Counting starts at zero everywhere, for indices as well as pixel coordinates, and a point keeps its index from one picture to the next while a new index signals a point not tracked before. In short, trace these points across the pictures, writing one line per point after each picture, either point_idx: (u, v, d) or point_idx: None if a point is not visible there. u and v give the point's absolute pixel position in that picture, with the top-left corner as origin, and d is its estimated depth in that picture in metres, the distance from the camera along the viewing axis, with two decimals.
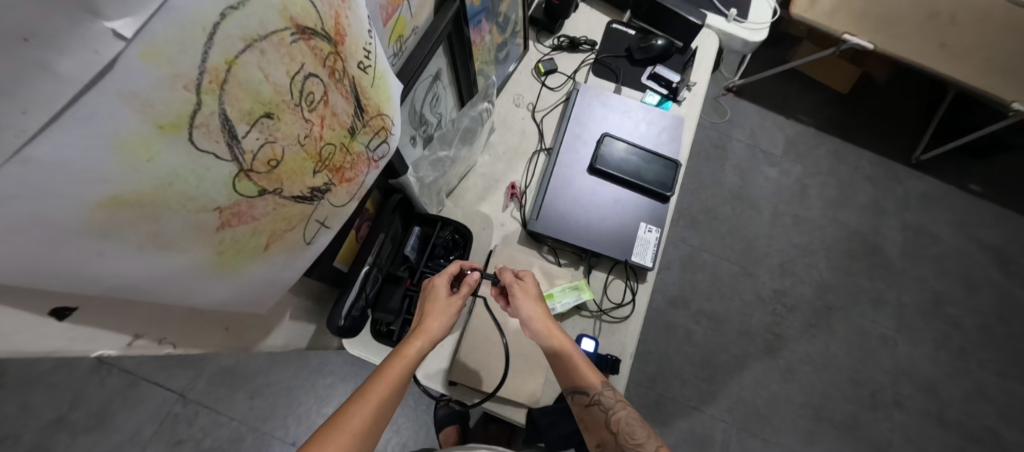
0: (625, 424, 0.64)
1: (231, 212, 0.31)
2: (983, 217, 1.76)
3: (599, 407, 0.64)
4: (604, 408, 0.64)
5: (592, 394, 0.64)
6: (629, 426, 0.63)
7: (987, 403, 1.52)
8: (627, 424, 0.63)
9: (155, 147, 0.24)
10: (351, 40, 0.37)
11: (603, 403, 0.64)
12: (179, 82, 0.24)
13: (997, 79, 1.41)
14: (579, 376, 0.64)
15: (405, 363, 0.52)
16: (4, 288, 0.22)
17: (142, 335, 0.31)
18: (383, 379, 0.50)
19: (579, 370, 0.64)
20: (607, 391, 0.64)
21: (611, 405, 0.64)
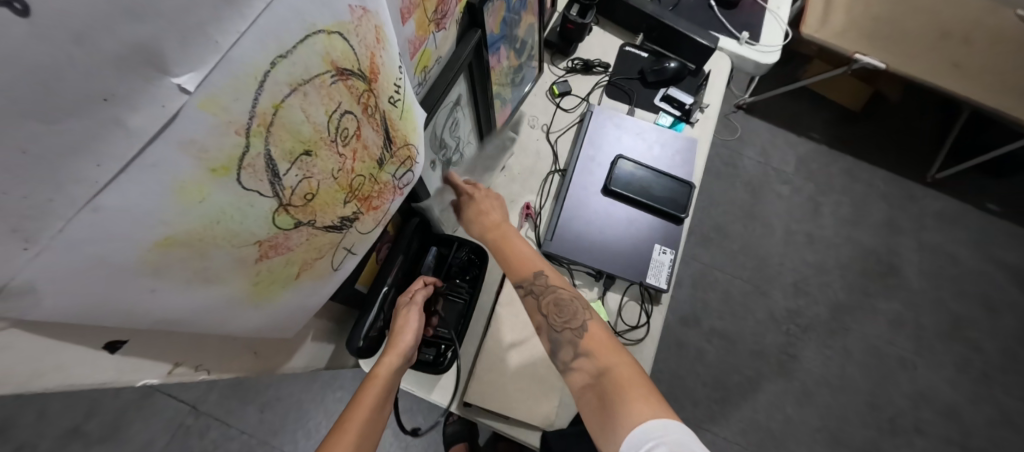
0: (558, 304, 0.64)
1: (269, 244, 0.32)
2: (1001, 237, 1.73)
3: None
4: (538, 292, 0.65)
5: None
6: (561, 306, 0.64)
7: (1011, 430, 1.48)
8: (560, 303, 0.64)
9: (207, 189, 0.25)
10: (384, 76, 0.39)
11: (537, 289, 0.65)
12: (231, 127, 0.25)
13: (1013, 101, 1.41)
14: (514, 263, 0.68)
15: (380, 385, 0.53)
16: (64, 326, 0.23)
17: (181, 362, 0.32)
18: (360, 406, 0.50)
19: (512, 259, 0.68)
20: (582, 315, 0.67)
21: (544, 288, 0.65)
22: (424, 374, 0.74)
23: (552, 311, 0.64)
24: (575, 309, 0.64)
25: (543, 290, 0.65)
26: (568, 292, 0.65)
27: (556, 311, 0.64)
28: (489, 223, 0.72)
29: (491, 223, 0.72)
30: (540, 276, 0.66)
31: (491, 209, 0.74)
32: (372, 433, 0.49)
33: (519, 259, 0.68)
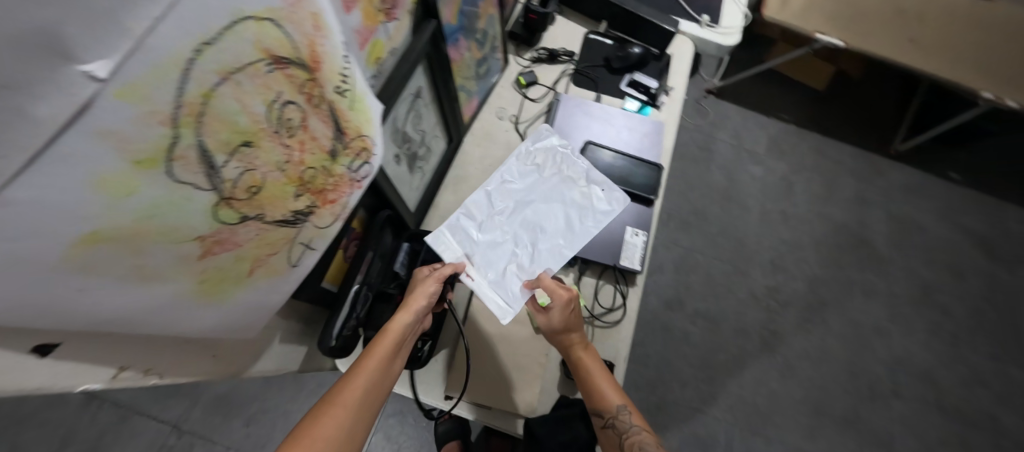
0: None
1: (213, 240, 0.31)
2: (965, 204, 1.79)
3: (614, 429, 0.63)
4: (620, 431, 0.63)
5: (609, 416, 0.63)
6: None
7: (984, 388, 1.54)
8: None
9: (134, 183, 0.24)
10: (327, 65, 0.38)
11: (618, 428, 0.63)
12: (155, 117, 0.24)
13: (965, 72, 1.46)
14: (599, 396, 0.64)
15: (392, 339, 0.55)
16: None
17: (127, 366, 0.31)
18: (372, 356, 0.53)
19: (598, 391, 0.64)
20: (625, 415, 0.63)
21: (627, 430, 0.62)
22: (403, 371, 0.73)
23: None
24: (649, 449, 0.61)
25: (623, 430, 0.62)
26: (650, 437, 0.62)
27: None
28: (575, 341, 0.66)
29: (577, 342, 0.67)
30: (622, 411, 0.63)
31: (576, 321, 0.67)
32: (381, 387, 0.52)
33: (600, 392, 0.64)
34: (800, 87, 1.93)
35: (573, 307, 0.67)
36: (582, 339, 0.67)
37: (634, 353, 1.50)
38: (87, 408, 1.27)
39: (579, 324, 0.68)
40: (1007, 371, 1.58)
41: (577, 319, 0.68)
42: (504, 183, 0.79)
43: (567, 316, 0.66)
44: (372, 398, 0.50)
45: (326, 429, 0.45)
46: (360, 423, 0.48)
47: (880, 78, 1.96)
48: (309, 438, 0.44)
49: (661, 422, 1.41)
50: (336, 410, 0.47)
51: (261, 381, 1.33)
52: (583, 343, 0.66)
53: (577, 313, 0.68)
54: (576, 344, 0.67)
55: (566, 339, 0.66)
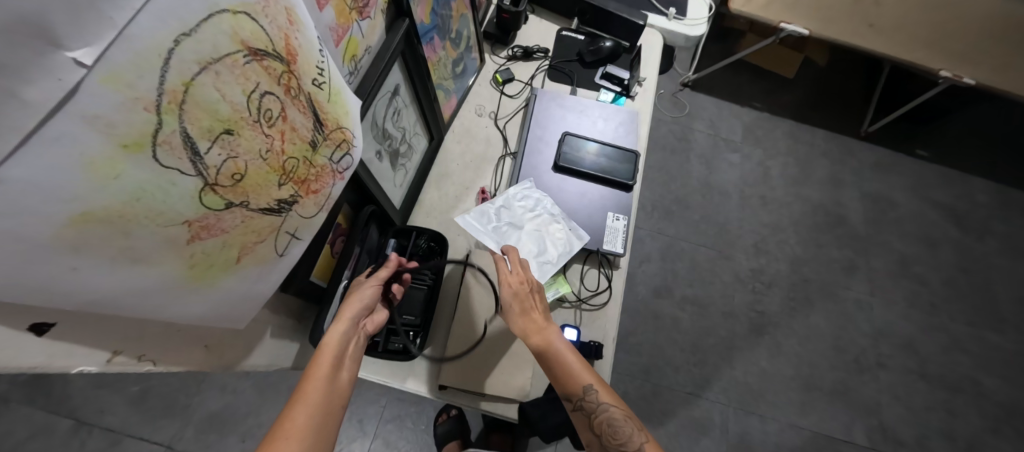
0: (610, 426, 0.58)
1: (200, 225, 0.32)
2: (933, 178, 1.86)
3: (584, 412, 0.59)
4: (588, 412, 0.59)
5: (575, 400, 0.59)
6: (614, 427, 0.58)
7: (963, 354, 1.59)
8: (613, 426, 0.58)
9: (120, 166, 0.26)
10: (303, 58, 0.40)
11: (586, 409, 0.59)
12: (140, 103, 0.26)
13: (923, 52, 1.53)
14: (563, 377, 0.60)
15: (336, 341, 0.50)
16: None
17: (121, 351, 0.32)
18: (317, 371, 0.46)
19: (562, 372, 0.61)
20: (592, 394, 0.59)
21: (595, 409, 0.58)
22: (397, 365, 0.74)
23: (603, 434, 0.59)
24: (628, 431, 0.58)
25: (593, 410, 0.59)
26: (621, 412, 0.59)
27: (606, 434, 0.58)
28: (531, 326, 0.64)
29: (533, 327, 0.64)
30: (589, 390, 0.59)
31: (530, 304, 0.66)
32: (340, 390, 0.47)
33: (566, 372, 0.60)
34: (770, 76, 1.99)
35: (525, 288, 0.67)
36: (538, 320, 0.65)
37: (627, 343, 1.52)
38: (76, 434, 1.25)
39: (536, 305, 0.67)
40: (984, 335, 1.64)
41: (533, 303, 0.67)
42: (511, 209, 0.82)
43: (519, 300, 0.66)
44: (329, 412, 0.44)
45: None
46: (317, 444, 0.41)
47: (845, 63, 2.04)
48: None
49: (658, 408, 1.43)
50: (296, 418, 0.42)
51: (256, 394, 1.33)
52: (541, 325, 0.64)
53: (530, 293, 0.68)
54: (531, 326, 0.64)
55: (520, 324, 0.64)
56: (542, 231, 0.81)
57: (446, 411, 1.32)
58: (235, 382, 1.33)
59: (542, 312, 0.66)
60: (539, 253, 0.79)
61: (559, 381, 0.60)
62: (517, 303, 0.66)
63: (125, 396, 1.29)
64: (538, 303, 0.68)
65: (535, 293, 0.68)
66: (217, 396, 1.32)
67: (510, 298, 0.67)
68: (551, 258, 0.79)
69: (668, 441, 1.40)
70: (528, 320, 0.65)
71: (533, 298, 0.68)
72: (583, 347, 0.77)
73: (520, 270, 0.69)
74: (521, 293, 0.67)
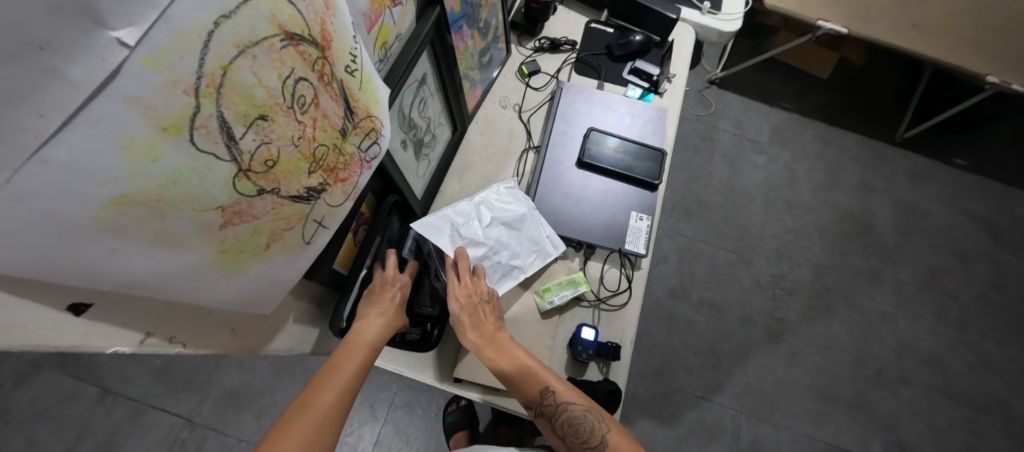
0: (572, 426, 0.61)
1: (232, 210, 0.32)
2: (971, 189, 1.78)
3: (544, 416, 0.62)
4: (549, 415, 0.62)
5: (534, 407, 0.62)
6: (576, 425, 0.60)
7: (991, 373, 1.53)
8: (574, 424, 0.61)
9: (160, 149, 0.26)
10: (337, 44, 0.39)
11: (545, 413, 0.62)
12: (179, 86, 0.26)
13: (969, 55, 1.45)
14: (522, 384, 0.62)
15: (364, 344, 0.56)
16: (17, 279, 0.23)
17: (153, 332, 0.33)
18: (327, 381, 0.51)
19: (520, 379, 0.62)
20: (548, 396, 0.61)
21: (554, 413, 0.61)
22: (413, 355, 0.75)
23: (566, 434, 0.61)
24: (589, 424, 0.60)
25: (553, 412, 0.61)
26: (581, 408, 0.61)
27: (570, 434, 0.61)
28: (482, 336, 0.64)
29: (484, 339, 0.64)
30: (546, 393, 0.62)
31: (482, 316, 0.66)
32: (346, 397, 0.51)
33: (524, 376, 0.62)
34: (802, 75, 1.92)
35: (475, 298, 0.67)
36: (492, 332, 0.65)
37: (639, 342, 1.50)
38: (102, 402, 1.29)
39: (488, 314, 0.66)
40: (1015, 355, 1.57)
41: (483, 314, 0.66)
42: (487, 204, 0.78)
43: (470, 314, 0.65)
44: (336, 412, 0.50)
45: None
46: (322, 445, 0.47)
47: (883, 65, 1.95)
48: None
49: (668, 410, 1.42)
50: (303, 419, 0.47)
51: (271, 373, 1.36)
52: (495, 337, 0.64)
53: (481, 303, 0.67)
54: (483, 339, 0.64)
55: (473, 337, 0.64)
56: (517, 230, 0.78)
57: (456, 401, 1.33)
58: (252, 360, 1.36)
59: (496, 320, 0.67)
60: (511, 255, 0.76)
61: (519, 389, 0.62)
62: (467, 316, 0.65)
63: (148, 368, 1.33)
64: (490, 314, 0.67)
65: (486, 304, 0.67)
66: (235, 374, 1.35)
67: (459, 313, 0.65)
68: (522, 263, 0.77)
69: (676, 443, 1.39)
70: (481, 334, 0.65)
71: (486, 308, 0.67)
72: (600, 348, 0.76)
73: (468, 281, 0.67)
74: (471, 306, 0.66)
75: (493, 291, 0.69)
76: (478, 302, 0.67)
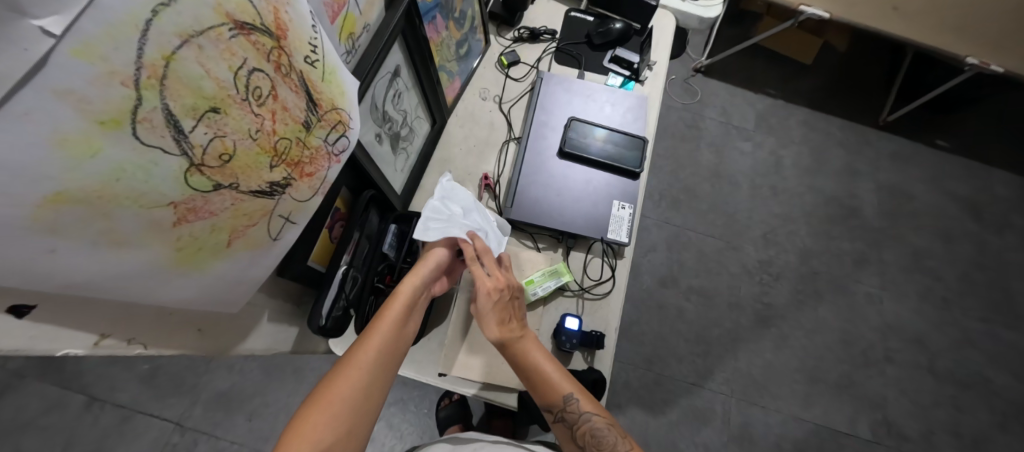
0: (593, 436, 0.60)
1: (187, 207, 0.31)
2: (953, 170, 1.80)
3: (565, 423, 0.61)
4: (570, 423, 0.61)
5: (556, 412, 0.61)
6: (597, 437, 0.60)
7: (974, 350, 1.56)
8: (596, 436, 0.60)
9: (98, 143, 0.25)
10: (294, 34, 0.38)
11: (567, 419, 0.61)
12: (115, 78, 0.25)
13: (950, 36, 1.46)
14: (543, 387, 0.62)
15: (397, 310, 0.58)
16: None
17: (108, 334, 0.32)
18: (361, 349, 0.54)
19: (542, 381, 0.62)
20: (572, 405, 0.61)
21: (577, 420, 0.61)
22: None
23: (586, 444, 0.60)
24: (611, 439, 0.60)
25: (575, 420, 0.61)
26: (603, 420, 0.61)
27: (590, 443, 0.60)
28: (508, 336, 0.63)
29: (510, 335, 0.63)
30: (569, 400, 0.61)
31: (510, 312, 0.65)
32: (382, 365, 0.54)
33: (545, 381, 0.62)
34: (786, 62, 1.93)
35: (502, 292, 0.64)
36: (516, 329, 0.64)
37: (630, 331, 1.51)
38: (89, 409, 1.28)
39: (515, 313, 0.66)
40: (997, 332, 1.60)
41: (511, 311, 0.65)
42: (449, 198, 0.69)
43: (498, 309, 0.64)
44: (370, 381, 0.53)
45: (319, 424, 0.48)
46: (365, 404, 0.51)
47: (866, 49, 1.96)
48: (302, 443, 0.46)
49: (659, 397, 1.43)
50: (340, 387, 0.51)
51: (260, 374, 1.34)
52: (519, 335, 0.63)
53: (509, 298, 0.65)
54: (508, 336, 0.63)
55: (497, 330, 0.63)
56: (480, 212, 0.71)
57: (449, 395, 1.33)
58: (241, 362, 1.35)
59: (520, 319, 0.66)
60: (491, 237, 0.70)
61: (541, 393, 0.62)
62: (496, 314, 0.64)
63: (136, 374, 1.32)
64: (518, 311, 0.66)
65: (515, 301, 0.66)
66: (224, 377, 1.34)
67: (488, 307, 0.63)
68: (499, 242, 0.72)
69: (668, 430, 1.40)
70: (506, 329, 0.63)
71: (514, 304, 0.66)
72: (584, 337, 0.76)
73: (498, 272, 0.65)
74: (500, 299, 0.64)
75: (518, 285, 0.67)
76: (506, 298, 0.65)
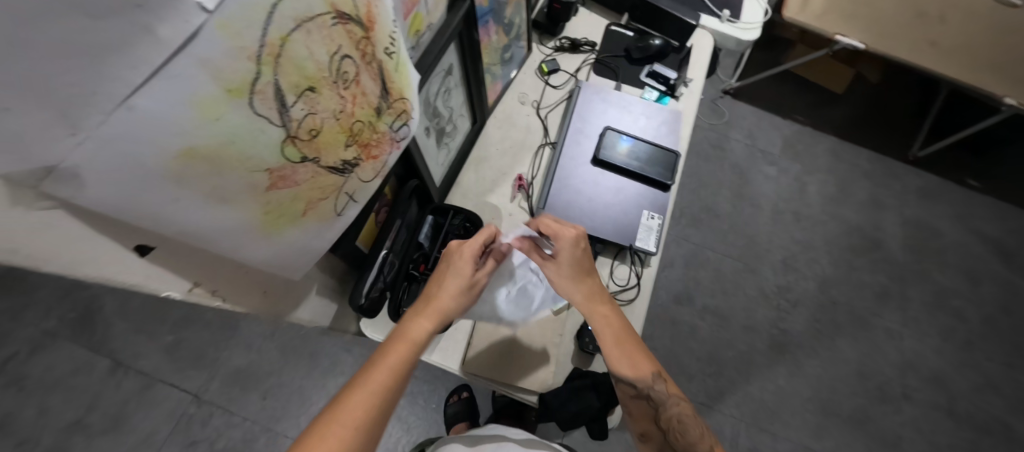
0: (678, 422, 0.61)
1: (278, 175, 0.35)
2: (983, 211, 1.78)
3: (652, 402, 0.62)
4: (656, 404, 0.62)
5: (643, 387, 0.61)
6: (682, 423, 0.61)
7: (996, 395, 1.53)
8: (681, 422, 0.61)
9: (223, 109, 0.28)
10: (379, 27, 0.42)
11: (653, 398, 0.62)
12: (244, 52, 0.28)
13: (987, 74, 1.44)
14: (631, 365, 0.62)
15: (434, 315, 0.56)
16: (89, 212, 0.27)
17: (199, 283, 0.37)
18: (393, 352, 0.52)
19: (632, 358, 0.62)
20: (659, 386, 0.62)
21: (664, 401, 0.61)
22: None
23: (670, 427, 0.61)
24: (693, 431, 0.60)
25: (660, 403, 0.61)
26: (687, 409, 0.62)
27: (674, 429, 0.61)
28: (596, 306, 0.63)
29: (597, 312, 0.63)
30: (657, 381, 0.62)
31: (592, 293, 0.64)
32: (408, 366, 0.53)
33: (632, 361, 0.62)
34: (817, 89, 1.93)
35: (576, 272, 0.63)
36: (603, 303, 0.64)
37: None
38: (113, 375, 1.33)
39: (600, 294, 0.65)
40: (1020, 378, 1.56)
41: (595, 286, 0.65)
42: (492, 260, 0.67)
43: (580, 289, 0.64)
44: (397, 377, 0.51)
45: (367, 397, 0.48)
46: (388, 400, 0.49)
47: (899, 82, 1.95)
48: (371, 385, 0.49)
49: None
50: (371, 384, 0.49)
51: (278, 355, 1.38)
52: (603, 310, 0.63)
53: (589, 278, 0.64)
54: (595, 308, 0.63)
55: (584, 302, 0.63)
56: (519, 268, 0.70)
57: (457, 392, 1.35)
58: (261, 341, 1.39)
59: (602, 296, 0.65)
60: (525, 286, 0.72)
61: (629, 371, 0.62)
62: (579, 296, 0.64)
63: (160, 344, 1.36)
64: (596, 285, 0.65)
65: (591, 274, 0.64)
66: (243, 354, 1.37)
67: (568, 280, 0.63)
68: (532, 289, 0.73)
69: None
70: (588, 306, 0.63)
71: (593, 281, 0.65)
72: None
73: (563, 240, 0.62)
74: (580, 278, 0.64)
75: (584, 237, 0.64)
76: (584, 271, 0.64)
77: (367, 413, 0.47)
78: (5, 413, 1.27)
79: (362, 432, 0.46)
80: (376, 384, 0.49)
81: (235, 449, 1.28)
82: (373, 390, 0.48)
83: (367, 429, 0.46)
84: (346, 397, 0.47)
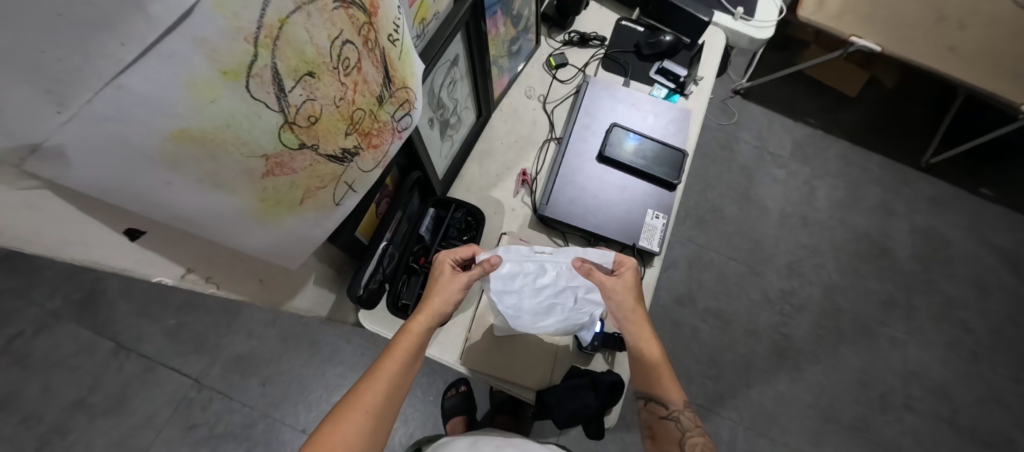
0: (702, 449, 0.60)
1: (275, 161, 0.34)
2: (995, 221, 1.74)
3: (677, 424, 0.62)
4: (681, 426, 0.62)
5: (670, 408, 0.63)
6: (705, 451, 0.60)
7: (999, 408, 1.51)
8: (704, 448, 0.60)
9: (218, 91, 0.27)
10: (383, 14, 0.41)
11: (680, 421, 0.62)
12: (240, 33, 0.27)
13: (1005, 81, 1.41)
14: (660, 385, 0.64)
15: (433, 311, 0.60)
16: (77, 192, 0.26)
17: (192, 269, 0.37)
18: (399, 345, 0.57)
19: (662, 380, 0.64)
20: (687, 411, 0.63)
21: (688, 427, 0.62)
22: None
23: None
24: None
25: (686, 427, 0.62)
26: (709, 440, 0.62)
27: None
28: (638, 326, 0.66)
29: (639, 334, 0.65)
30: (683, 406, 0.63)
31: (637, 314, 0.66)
32: (413, 359, 0.57)
33: (659, 380, 0.64)
34: (830, 92, 1.89)
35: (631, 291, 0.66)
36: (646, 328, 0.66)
37: None
38: (115, 357, 1.34)
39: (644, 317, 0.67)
40: None
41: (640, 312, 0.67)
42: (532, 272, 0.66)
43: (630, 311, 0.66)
44: (404, 369, 0.56)
45: (380, 387, 0.53)
46: (397, 390, 0.54)
47: (915, 87, 1.91)
48: (382, 377, 0.54)
49: None
50: (382, 376, 0.54)
51: (278, 344, 1.38)
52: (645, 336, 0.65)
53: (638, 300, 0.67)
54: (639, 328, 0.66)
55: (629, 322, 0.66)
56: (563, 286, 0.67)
57: (456, 386, 1.35)
58: (261, 328, 1.39)
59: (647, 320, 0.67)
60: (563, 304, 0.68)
61: (657, 389, 0.64)
62: (630, 315, 0.66)
63: (162, 328, 1.37)
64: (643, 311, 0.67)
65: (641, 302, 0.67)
66: (244, 341, 1.38)
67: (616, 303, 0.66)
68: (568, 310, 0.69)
69: None
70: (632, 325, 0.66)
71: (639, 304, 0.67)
72: (605, 338, 0.77)
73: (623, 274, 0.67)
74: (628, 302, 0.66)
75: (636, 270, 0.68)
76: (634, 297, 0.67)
77: (380, 402, 0.52)
78: (10, 390, 1.29)
79: (375, 418, 0.51)
80: (385, 380, 0.54)
81: (234, 434, 1.29)
82: (382, 384, 0.53)
83: (380, 415, 0.52)
84: (359, 390, 0.53)
